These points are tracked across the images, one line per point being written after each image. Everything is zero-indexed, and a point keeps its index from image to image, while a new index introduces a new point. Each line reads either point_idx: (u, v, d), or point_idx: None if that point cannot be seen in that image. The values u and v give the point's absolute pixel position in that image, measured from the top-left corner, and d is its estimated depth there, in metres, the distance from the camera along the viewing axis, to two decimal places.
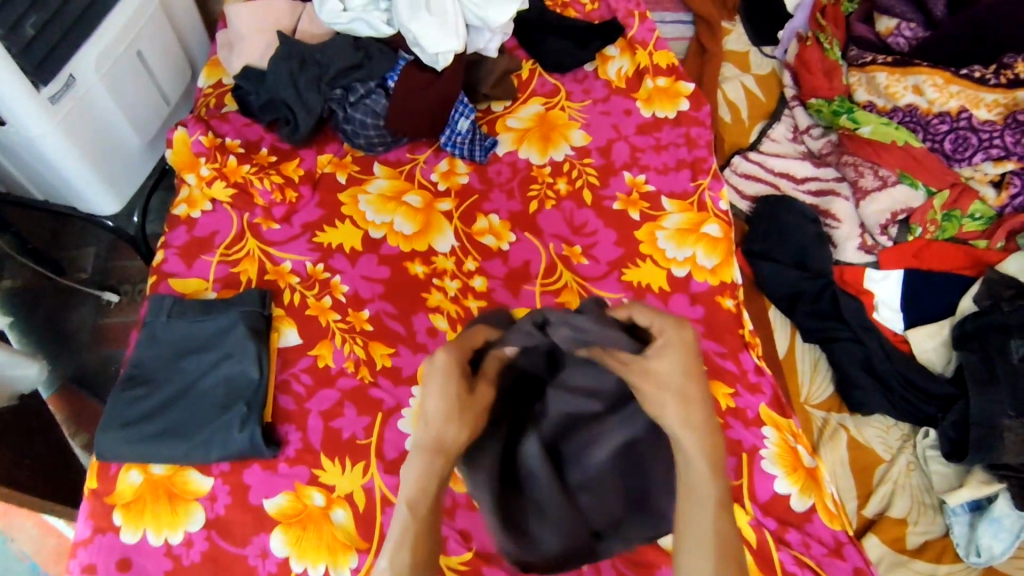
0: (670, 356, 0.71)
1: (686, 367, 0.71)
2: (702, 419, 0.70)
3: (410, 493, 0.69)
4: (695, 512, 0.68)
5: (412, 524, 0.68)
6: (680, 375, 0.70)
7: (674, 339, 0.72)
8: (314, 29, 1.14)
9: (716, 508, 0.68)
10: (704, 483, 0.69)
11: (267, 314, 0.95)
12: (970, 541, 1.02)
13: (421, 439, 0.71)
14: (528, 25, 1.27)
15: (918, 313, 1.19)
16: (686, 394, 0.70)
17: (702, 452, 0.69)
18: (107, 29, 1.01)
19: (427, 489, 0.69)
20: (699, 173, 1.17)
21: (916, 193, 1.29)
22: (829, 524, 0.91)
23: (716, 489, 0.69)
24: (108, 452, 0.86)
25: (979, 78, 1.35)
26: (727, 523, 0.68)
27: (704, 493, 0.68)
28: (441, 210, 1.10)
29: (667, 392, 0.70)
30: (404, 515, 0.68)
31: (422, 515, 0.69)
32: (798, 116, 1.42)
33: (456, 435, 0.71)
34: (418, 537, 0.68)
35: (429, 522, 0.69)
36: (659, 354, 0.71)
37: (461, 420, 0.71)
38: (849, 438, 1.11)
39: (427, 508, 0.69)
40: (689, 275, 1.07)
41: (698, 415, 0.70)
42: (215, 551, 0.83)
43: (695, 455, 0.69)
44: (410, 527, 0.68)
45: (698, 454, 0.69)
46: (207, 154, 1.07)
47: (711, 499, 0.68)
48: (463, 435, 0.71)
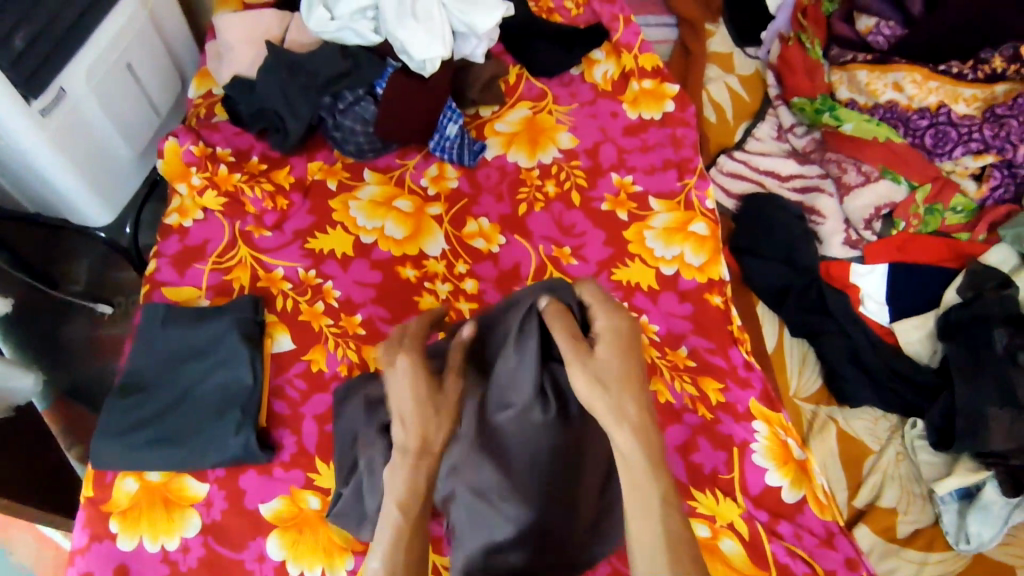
0: (606, 344, 0.73)
1: (626, 354, 0.73)
2: (638, 412, 0.70)
3: (403, 493, 0.69)
4: (639, 512, 0.68)
5: (407, 525, 0.68)
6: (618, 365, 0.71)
7: (613, 331, 0.73)
8: (302, 39, 1.15)
9: (664, 503, 0.68)
10: (646, 481, 0.69)
11: (260, 320, 0.96)
12: (960, 528, 1.03)
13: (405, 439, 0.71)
14: (513, 31, 1.29)
15: (904, 306, 1.21)
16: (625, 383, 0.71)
17: (639, 443, 0.69)
18: (97, 42, 1.02)
19: (414, 490, 0.70)
20: (686, 173, 1.18)
21: (899, 188, 1.31)
22: (821, 516, 0.92)
23: (660, 483, 0.69)
24: (104, 459, 0.87)
25: (957, 73, 1.39)
26: (672, 517, 0.68)
27: (646, 488, 0.68)
28: (431, 215, 1.11)
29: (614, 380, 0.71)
30: (398, 518, 0.68)
31: (415, 517, 0.69)
32: (782, 116, 1.43)
33: (439, 429, 0.72)
34: (410, 537, 0.68)
35: (417, 523, 0.69)
36: (603, 341, 0.73)
37: (441, 417, 0.73)
38: (838, 430, 1.12)
39: (416, 508, 0.69)
40: (677, 273, 1.08)
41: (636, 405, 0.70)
42: (212, 557, 0.83)
43: (633, 451, 0.69)
44: (403, 527, 0.68)
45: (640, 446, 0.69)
46: (197, 163, 1.09)
47: (655, 495, 0.68)
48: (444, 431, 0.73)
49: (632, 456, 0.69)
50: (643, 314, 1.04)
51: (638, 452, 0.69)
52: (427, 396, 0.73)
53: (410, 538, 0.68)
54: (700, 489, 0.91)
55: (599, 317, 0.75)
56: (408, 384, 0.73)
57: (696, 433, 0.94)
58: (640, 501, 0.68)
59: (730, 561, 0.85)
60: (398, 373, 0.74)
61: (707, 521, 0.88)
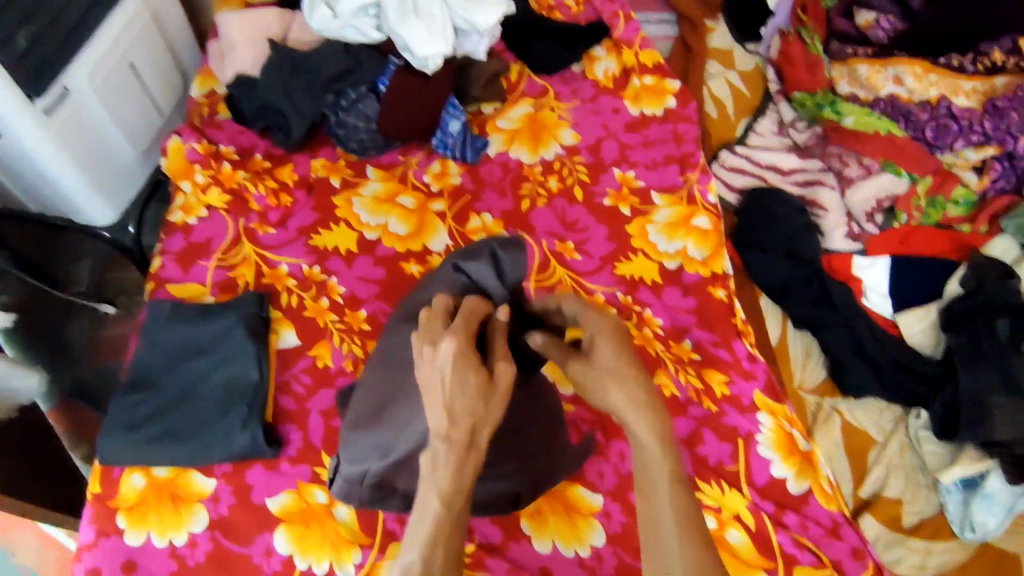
0: (604, 346, 0.72)
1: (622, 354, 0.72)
2: (647, 395, 0.70)
3: (445, 486, 0.65)
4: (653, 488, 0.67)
5: (449, 516, 0.65)
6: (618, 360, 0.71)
7: (608, 332, 0.73)
8: (304, 37, 1.17)
9: (671, 477, 0.67)
10: (653, 460, 0.67)
11: (265, 316, 0.97)
12: (964, 517, 1.04)
13: (455, 428, 0.65)
14: (515, 28, 1.29)
15: (907, 297, 1.21)
16: (623, 374, 0.70)
17: (650, 425, 0.68)
18: (100, 42, 1.03)
19: (459, 482, 0.65)
20: (688, 168, 1.19)
21: (900, 180, 1.31)
22: (826, 506, 0.92)
23: (669, 462, 0.67)
24: (110, 455, 0.87)
25: (957, 66, 1.40)
26: (683, 494, 0.67)
27: (656, 467, 0.67)
28: (435, 210, 1.11)
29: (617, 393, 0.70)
30: (437, 511, 0.64)
31: (457, 510, 0.65)
32: (783, 111, 1.44)
33: (490, 422, 0.67)
34: (447, 533, 0.65)
35: (456, 517, 0.66)
36: (603, 346, 0.72)
37: (493, 406, 0.67)
38: (843, 422, 1.12)
39: (461, 502, 0.66)
40: (681, 267, 1.09)
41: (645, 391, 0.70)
42: (219, 552, 0.83)
43: (644, 429, 0.68)
44: (441, 523, 0.64)
45: (653, 430, 0.68)
46: (202, 161, 1.09)
47: (665, 472, 0.67)
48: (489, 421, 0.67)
49: (642, 437, 0.68)
50: (647, 308, 1.05)
51: (651, 433, 0.68)
52: (478, 387, 0.66)
53: (450, 526, 0.65)
54: (706, 481, 0.91)
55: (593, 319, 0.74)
56: (459, 376, 0.66)
57: (700, 425, 0.95)
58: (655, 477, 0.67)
59: (737, 552, 0.86)
60: (443, 358, 0.66)
61: (713, 513, 0.88)
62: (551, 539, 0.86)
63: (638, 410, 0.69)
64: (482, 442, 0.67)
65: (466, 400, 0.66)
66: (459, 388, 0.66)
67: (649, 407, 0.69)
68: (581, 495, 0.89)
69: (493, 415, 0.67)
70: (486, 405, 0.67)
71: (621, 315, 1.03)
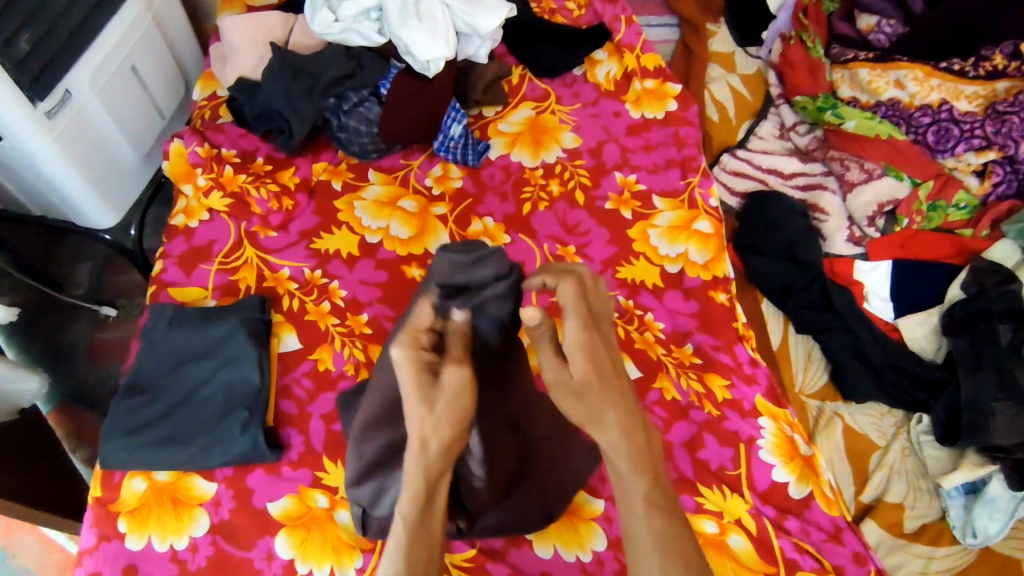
0: (575, 358, 0.66)
1: (603, 370, 0.67)
2: (623, 423, 0.66)
3: (403, 501, 0.65)
4: (627, 513, 0.67)
5: (407, 529, 0.64)
6: (593, 380, 0.66)
7: (579, 340, 0.67)
8: (305, 40, 1.17)
9: (647, 502, 0.66)
10: (629, 484, 0.67)
11: (266, 320, 0.97)
12: (966, 523, 1.03)
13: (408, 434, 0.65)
14: (517, 31, 1.29)
15: (909, 302, 1.21)
16: (598, 398, 0.66)
17: (625, 448, 0.66)
18: (102, 45, 1.03)
19: (419, 490, 0.64)
20: (689, 172, 1.19)
21: (902, 185, 1.32)
22: (828, 511, 0.92)
23: (645, 482, 0.66)
24: (111, 459, 0.87)
25: (959, 70, 1.39)
26: (661, 518, 0.66)
27: (632, 489, 0.67)
28: (436, 214, 1.11)
29: (593, 412, 0.66)
30: (401, 530, 0.64)
31: (420, 521, 0.64)
32: (784, 114, 1.44)
33: (439, 430, 0.65)
34: (412, 546, 0.63)
35: (423, 526, 0.64)
36: (577, 358, 0.66)
37: (443, 414, 0.65)
38: (845, 426, 1.12)
39: (419, 512, 0.65)
40: (682, 271, 1.09)
41: (618, 415, 0.66)
42: (220, 556, 0.83)
43: (616, 452, 0.66)
44: (404, 536, 0.64)
45: (625, 452, 0.66)
46: (203, 164, 1.08)
47: (641, 496, 0.66)
48: (448, 429, 0.65)
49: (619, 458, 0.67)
50: (649, 312, 1.05)
51: (622, 456, 0.66)
52: (422, 392, 0.65)
53: (414, 542, 0.64)
54: (707, 485, 0.91)
55: (569, 324, 0.68)
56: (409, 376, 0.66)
57: (702, 429, 0.95)
58: (628, 501, 0.67)
59: (738, 557, 0.86)
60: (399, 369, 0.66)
61: (715, 517, 0.88)
62: (552, 543, 0.86)
63: (605, 424, 0.66)
64: (437, 448, 0.65)
65: (410, 406, 0.65)
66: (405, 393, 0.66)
67: (627, 425, 0.66)
68: (584, 501, 0.89)
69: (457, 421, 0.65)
70: (433, 413, 0.65)
71: (623, 320, 1.03)
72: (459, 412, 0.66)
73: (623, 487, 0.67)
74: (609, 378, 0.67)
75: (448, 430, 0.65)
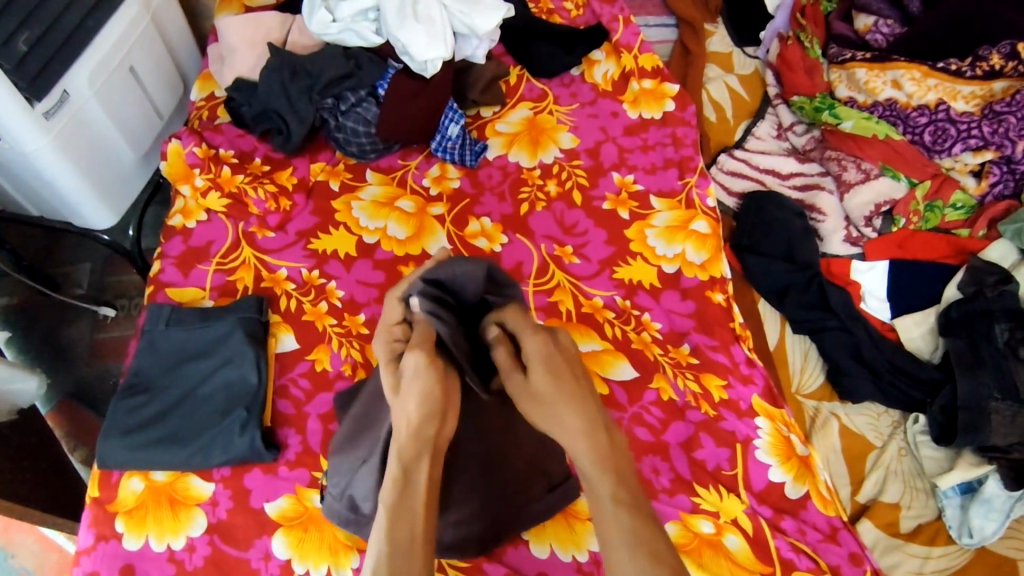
0: (535, 367, 0.68)
1: (561, 378, 0.68)
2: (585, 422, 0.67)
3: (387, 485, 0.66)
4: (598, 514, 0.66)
5: (389, 508, 0.65)
6: (551, 387, 0.67)
7: (538, 354, 0.68)
8: (303, 40, 1.17)
9: (614, 499, 0.66)
10: (595, 482, 0.67)
11: (264, 320, 0.97)
12: (962, 523, 1.03)
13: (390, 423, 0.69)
14: (515, 32, 1.29)
15: (906, 301, 1.21)
16: (556, 402, 0.67)
17: (589, 447, 0.67)
18: (100, 46, 1.03)
19: (395, 471, 0.66)
20: (687, 172, 1.19)
21: (899, 185, 1.32)
22: (824, 510, 0.92)
23: (609, 482, 0.66)
24: (109, 459, 0.87)
25: (955, 70, 1.39)
26: (627, 514, 0.65)
27: (599, 486, 0.66)
28: (434, 214, 1.11)
29: (551, 416, 0.67)
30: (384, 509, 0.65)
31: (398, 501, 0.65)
32: (782, 114, 1.44)
33: (403, 412, 0.66)
34: (391, 523, 0.64)
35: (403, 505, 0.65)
36: (536, 367, 0.68)
37: (405, 397, 0.67)
38: (841, 426, 1.12)
39: (399, 492, 0.66)
40: (679, 271, 1.09)
41: (579, 415, 0.67)
42: (217, 556, 0.83)
43: (582, 453, 0.67)
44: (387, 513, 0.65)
45: (589, 451, 0.67)
46: (201, 165, 1.09)
47: (608, 495, 0.66)
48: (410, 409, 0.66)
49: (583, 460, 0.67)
50: (645, 311, 1.05)
51: (587, 456, 0.67)
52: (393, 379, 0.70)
53: (393, 517, 0.64)
54: (703, 485, 0.91)
55: (526, 338, 0.69)
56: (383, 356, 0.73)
57: (698, 430, 0.95)
58: (597, 501, 0.66)
59: (733, 557, 0.86)
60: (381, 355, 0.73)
61: (712, 518, 0.88)
62: (548, 543, 0.86)
63: (565, 420, 0.67)
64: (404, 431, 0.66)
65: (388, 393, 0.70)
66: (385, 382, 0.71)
67: (589, 423, 0.67)
68: (579, 500, 0.89)
69: (421, 403, 0.66)
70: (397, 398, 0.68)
71: (620, 320, 1.03)
72: (420, 393, 0.66)
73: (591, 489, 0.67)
74: (568, 386, 0.68)
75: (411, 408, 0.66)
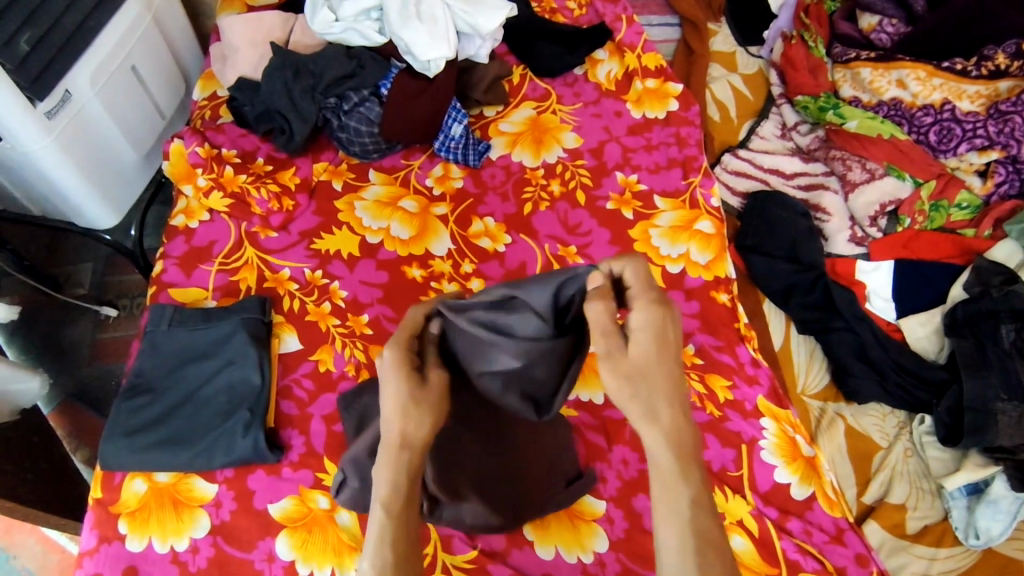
0: (640, 338, 0.62)
1: (664, 352, 0.62)
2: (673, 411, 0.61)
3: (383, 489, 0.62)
4: (668, 512, 0.60)
5: (391, 518, 0.61)
6: (649, 362, 0.61)
7: (652, 326, 0.62)
8: (305, 39, 1.16)
9: (693, 501, 0.60)
10: (674, 483, 0.60)
11: (267, 321, 0.97)
12: (969, 524, 1.03)
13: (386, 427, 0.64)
14: (518, 31, 1.29)
15: (911, 302, 1.21)
16: (649, 379, 0.61)
17: (673, 442, 0.61)
18: (101, 45, 1.02)
19: (400, 483, 0.62)
20: (691, 172, 1.19)
21: (903, 184, 1.32)
22: (830, 512, 0.92)
23: (690, 484, 0.60)
24: (112, 461, 0.86)
25: (961, 70, 1.38)
26: (707, 520, 0.59)
27: (677, 488, 0.60)
28: (437, 214, 1.11)
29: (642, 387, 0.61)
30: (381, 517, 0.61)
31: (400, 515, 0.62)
32: (785, 114, 1.44)
33: (419, 425, 0.64)
34: (396, 537, 0.61)
35: (405, 519, 0.62)
36: (641, 341, 0.62)
37: (422, 410, 0.65)
38: (846, 427, 1.12)
39: (402, 502, 0.62)
40: (683, 271, 1.08)
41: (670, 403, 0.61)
42: (221, 557, 0.83)
43: (657, 447, 0.61)
44: (387, 524, 0.61)
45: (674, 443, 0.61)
46: (203, 165, 1.08)
47: (686, 496, 0.60)
48: (424, 426, 0.64)
49: (665, 453, 0.60)
50: None
51: (667, 451, 0.60)
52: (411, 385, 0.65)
53: (396, 532, 0.61)
54: (709, 487, 0.90)
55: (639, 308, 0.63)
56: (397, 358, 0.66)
57: (703, 431, 0.94)
58: (671, 499, 0.60)
59: (740, 559, 0.85)
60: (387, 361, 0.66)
61: (717, 519, 0.88)
62: (553, 544, 0.85)
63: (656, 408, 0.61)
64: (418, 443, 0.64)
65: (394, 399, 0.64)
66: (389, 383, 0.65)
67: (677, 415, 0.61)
68: (585, 501, 0.89)
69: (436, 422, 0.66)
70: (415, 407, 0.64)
71: None
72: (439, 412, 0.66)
73: (666, 487, 0.60)
74: (669, 367, 0.62)
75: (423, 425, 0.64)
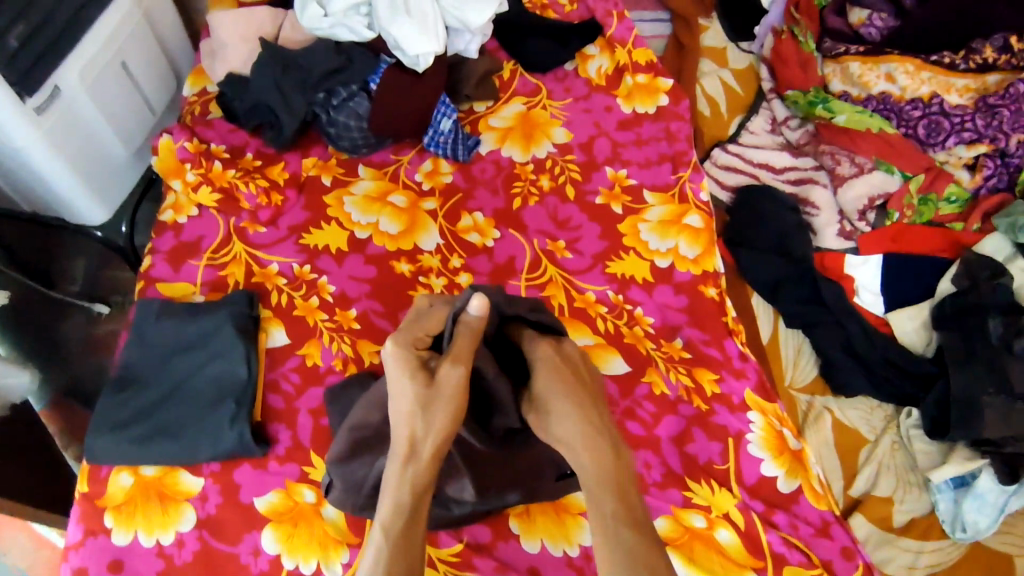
0: (546, 377, 0.72)
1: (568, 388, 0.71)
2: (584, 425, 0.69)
3: (387, 511, 0.67)
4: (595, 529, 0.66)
5: (391, 538, 0.66)
6: (557, 392, 0.71)
7: (544, 360, 0.73)
8: (296, 35, 1.16)
9: (613, 519, 0.65)
10: (601, 491, 0.67)
11: (254, 315, 0.97)
12: (955, 517, 1.03)
13: (396, 443, 0.69)
14: (506, 26, 1.28)
15: (899, 296, 1.21)
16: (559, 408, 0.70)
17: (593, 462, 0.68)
18: (92, 41, 1.03)
19: (405, 499, 0.67)
20: (680, 166, 1.19)
21: (892, 178, 1.32)
22: (816, 505, 0.92)
23: (611, 500, 0.66)
24: (98, 454, 0.86)
25: (949, 64, 1.39)
26: (631, 534, 0.65)
27: (602, 502, 0.66)
28: (426, 209, 1.11)
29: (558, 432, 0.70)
30: (380, 536, 0.66)
31: (401, 531, 0.66)
32: (776, 108, 1.45)
33: (431, 432, 0.68)
34: (398, 548, 0.66)
35: (408, 532, 0.67)
36: (541, 376, 0.72)
37: (433, 417, 0.68)
38: (834, 420, 1.12)
39: (405, 522, 0.67)
40: (672, 265, 1.08)
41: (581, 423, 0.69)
42: (207, 551, 0.83)
43: (585, 465, 0.68)
44: (389, 540, 0.66)
45: (594, 468, 0.68)
46: (191, 159, 1.07)
47: (609, 509, 0.66)
48: (434, 433, 0.68)
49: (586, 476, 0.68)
50: (638, 306, 1.04)
51: (591, 470, 0.68)
52: (420, 395, 0.68)
53: (399, 547, 0.66)
54: (696, 480, 0.90)
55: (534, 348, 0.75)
56: (402, 373, 0.69)
57: (690, 424, 0.95)
58: (598, 512, 0.66)
59: (725, 551, 0.85)
60: (397, 367, 0.70)
61: (703, 512, 0.88)
62: (539, 537, 0.85)
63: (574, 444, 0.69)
64: (424, 454, 0.68)
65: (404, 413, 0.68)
66: (401, 398, 0.69)
67: (592, 443, 0.68)
68: (571, 495, 0.88)
69: (443, 430, 0.68)
70: (424, 416, 0.68)
71: (613, 314, 1.03)
72: (451, 413, 0.68)
73: (593, 500, 0.67)
74: (574, 393, 0.71)
75: (438, 429, 0.68)
